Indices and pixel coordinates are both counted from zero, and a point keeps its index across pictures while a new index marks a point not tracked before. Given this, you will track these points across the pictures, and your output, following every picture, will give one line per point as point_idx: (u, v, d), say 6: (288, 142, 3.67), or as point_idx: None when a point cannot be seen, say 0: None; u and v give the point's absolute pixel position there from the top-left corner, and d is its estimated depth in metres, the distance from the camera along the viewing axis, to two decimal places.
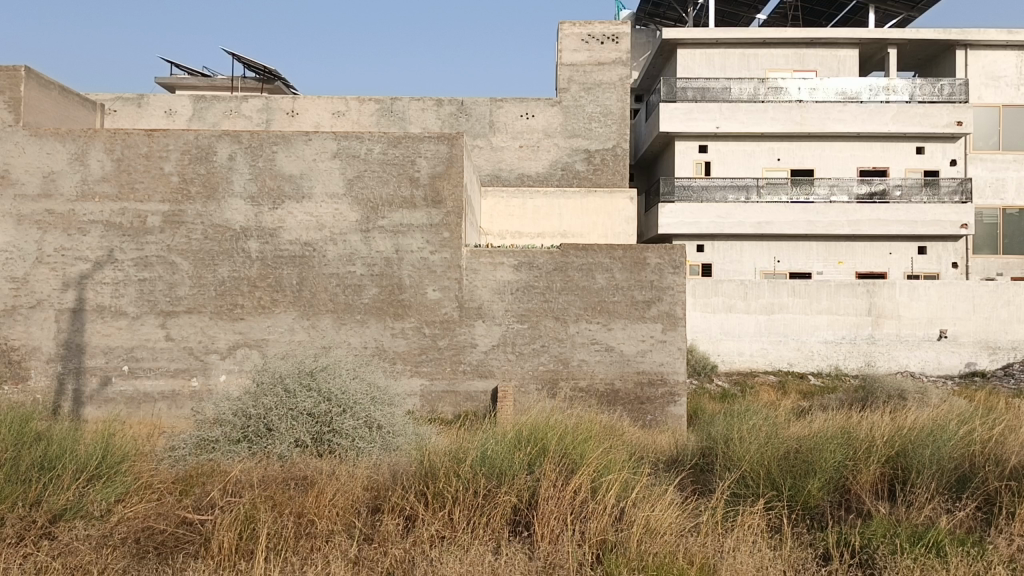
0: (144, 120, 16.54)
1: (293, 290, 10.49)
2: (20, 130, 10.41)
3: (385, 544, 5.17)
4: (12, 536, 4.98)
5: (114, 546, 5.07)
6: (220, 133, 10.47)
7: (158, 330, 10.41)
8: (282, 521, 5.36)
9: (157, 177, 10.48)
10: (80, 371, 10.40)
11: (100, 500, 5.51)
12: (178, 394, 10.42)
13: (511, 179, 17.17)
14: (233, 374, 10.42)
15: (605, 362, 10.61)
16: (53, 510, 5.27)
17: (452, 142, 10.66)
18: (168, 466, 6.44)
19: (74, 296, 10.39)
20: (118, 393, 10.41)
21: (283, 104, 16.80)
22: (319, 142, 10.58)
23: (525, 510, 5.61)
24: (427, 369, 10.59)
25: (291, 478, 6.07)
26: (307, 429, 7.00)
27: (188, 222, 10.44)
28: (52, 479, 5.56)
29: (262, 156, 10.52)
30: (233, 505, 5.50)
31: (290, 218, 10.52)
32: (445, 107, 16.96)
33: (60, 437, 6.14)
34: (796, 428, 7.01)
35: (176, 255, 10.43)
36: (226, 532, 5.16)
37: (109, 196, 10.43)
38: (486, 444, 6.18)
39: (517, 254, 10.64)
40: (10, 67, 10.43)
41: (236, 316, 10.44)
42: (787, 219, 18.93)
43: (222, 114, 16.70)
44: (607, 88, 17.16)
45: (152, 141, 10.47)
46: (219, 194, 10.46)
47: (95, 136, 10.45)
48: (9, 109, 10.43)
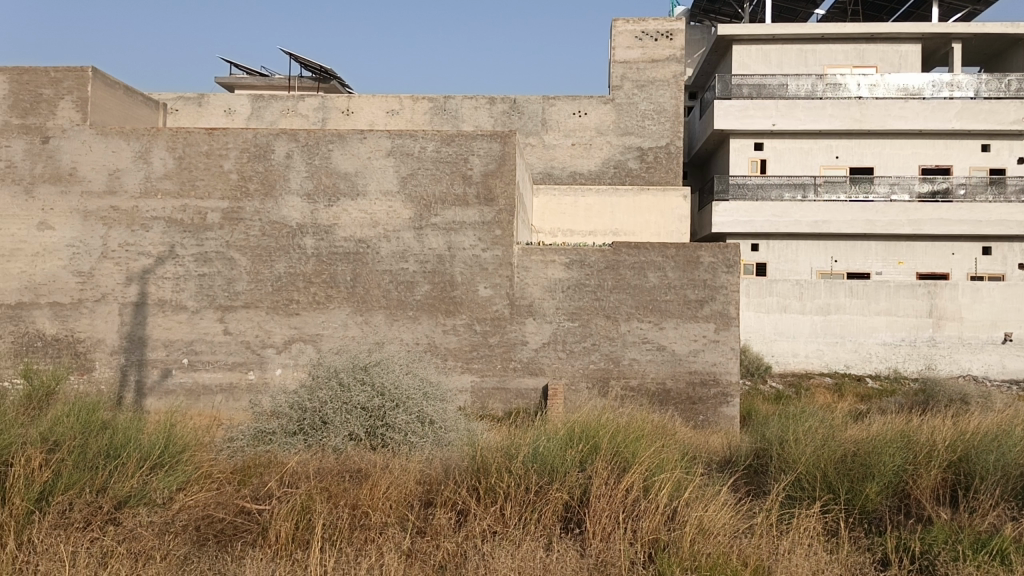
0: (204, 119, 16.90)
1: (347, 287, 10.63)
2: (87, 129, 10.79)
3: (437, 538, 5.24)
4: (80, 520, 5.17)
5: (175, 533, 5.25)
6: (278, 132, 10.70)
7: (216, 324, 10.67)
8: (338, 512, 5.46)
9: (216, 175, 10.73)
10: (143, 363, 10.70)
11: (162, 487, 5.69)
12: (236, 386, 10.65)
13: (563, 177, 17.15)
14: (288, 368, 10.62)
15: (656, 361, 10.53)
16: (118, 497, 5.46)
17: (505, 140, 10.68)
18: (227, 456, 6.60)
19: (136, 290, 10.70)
20: (178, 385, 10.69)
21: (338, 103, 17.04)
22: (374, 140, 10.72)
23: (577, 508, 5.61)
24: (478, 366, 10.64)
25: (346, 470, 6.18)
26: (361, 422, 7.11)
27: (247, 219, 10.67)
28: (118, 467, 5.76)
29: (318, 155, 10.71)
30: (290, 496, 5.64)
31: (345, 215, 10.67)
32: (497, 105, 17.03)
33: (124, 427, 6.36)
34: (854, 431, 6.86)
35: (235, 251, 10.67)
36: (284, 522, 5.30)
37: (171, 194, 10.72)
38: (538, 441, 6.20)
39: (568, 252, 10.62)
40: (78, 68, 10.93)
41: (292, 311, 10.64)
42: (845, 219, 18.54)
43: (279, 113, 16.98)
44: (661, 85, 17.02)
45: (212, 139, 10.74)
46: (276, 192, 10.67)
47: (158, 135, 10.74)
48: (78, 109, 10.87)
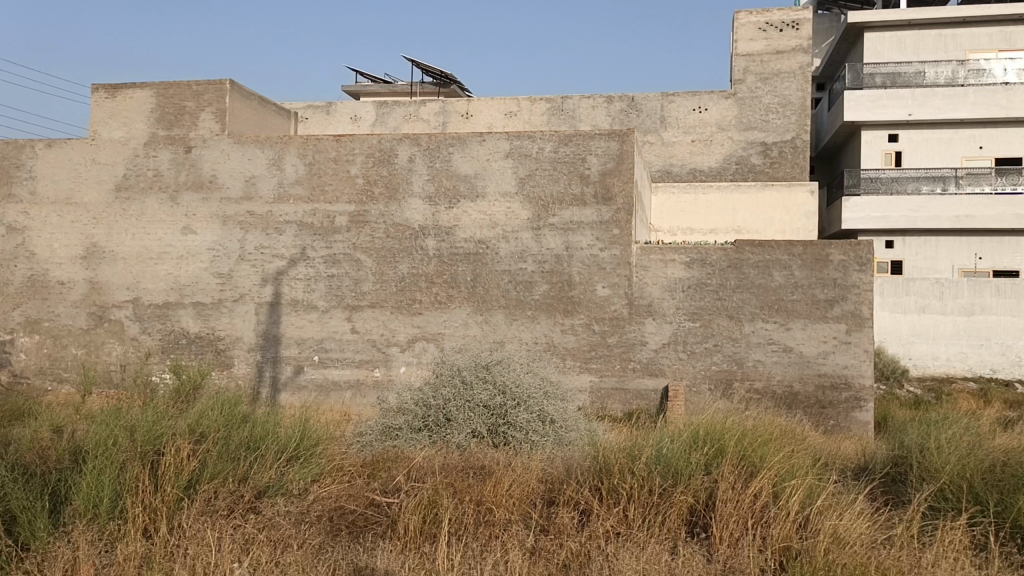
0: (332, 126, 17.60)
1: (467, 287, 10.83)
2: (226, 139, 11.47)
3: (561, 537, 5.27)
4: (225, 508, 5.49)
5: (311, 522, 5.51)
6: (401, 137, 11.03)
7: (344, 322, 11.09)
8: (463, 508, 5.57)
9: (343, 179, 11.16)
10: (277, 359, 11.25)
11: (298, 479, 5.98)
12: (363, 383, 11.04)
13: (683, 175, 16.81)
14: (412, 366, 10.91)
15: (783, 363, 10.19)
16: (258, 487, 5.78)
17: (623, 139, 10.58)
18: (357, 450, 6.86)
19: (271, 290, 11.27)
20: (309, 381, 11.17)
21: (458, 107, 17.37)
22: (493, 143, 10.88)
23: (703, 512, 5.51)
24: (596, 366, 10.60)
25: (470, 467, 6.30)
26: (484, 420, 7.22)
27: (372, 221, 11.04)
28: (258, 458, 6.09)
29: (439, 158, 10.96)
30: (417, 491, 5.80)
31: (465, 216, 10.87)
32: (615, 104, 16.90)
33: (263, 420, 6.72)
34: (1005, 440, 6.40)
35: (361, 253, 11.06)
36: (411, 516, 5.46)
37: (302, 198, 11.23)
38: (661, 443, 6.11)
39: (689, 251, 10.44)
40: (217, 81, 11.61)
41: (415, 311, 10.93)
42: (991, 213, 17.35)
43: (402, 118, 17.47)
44: (786, 78, 16.47)
45: (339, 145, 11.17)
46: (399, 195, 10.99)
47: (290, 143, 11.29)
48: (218, 120, 11.56)
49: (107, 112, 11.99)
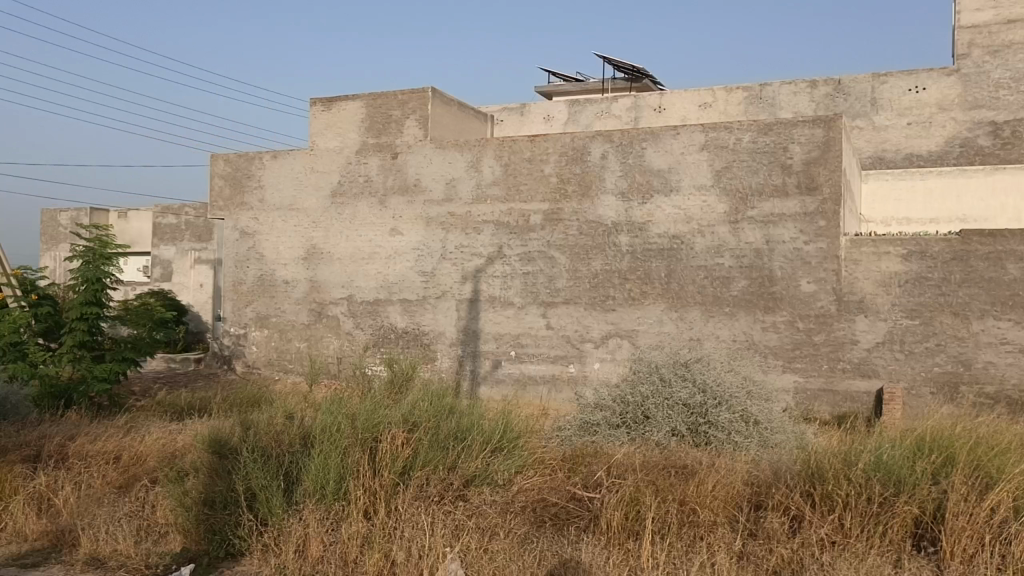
0: (526, 127, 18.01)
1: (662, 283, 10.67)
2: (428, 144, 12.05)
3: (771, 542, 5.07)
4: (437, 494, 5.76)
5: (516, 513, 5.69)
6: (594, 134, 11.07)
7: (540, 319, 11.30)
8: (666, 506, 5.49)
9: (538, 179, 11.38)
10: (477, 354, 11.71)
11: (503, 469, 6.19)
12: (559, 378, 11.21)
13: (898, 161, 15.63)
14: (606, 362, 10.94)
15: (1019, 365, 9.20)
16: (466, 476, 6.03)
17: (829, 124, 9.94)
18: (557, 444, 6.98)
19: (471, 288, 11.71)
20: (507, 375, 11.51)
21: (651, 100, 17.19)
22: (688, 136, 10.65)
23: (930, 524, 5.10)
24: (801, 365, 10.08)
25: (672, 465, 6.21)
26: (684, 419, 7.10)
27: (566, 219, 11.17)
28: (465, 448, 6.35)
29: (632, 154, 10.89)
30: (619, 487, 5.79)
31: (659, 211, 10.73)
32: (819, 88, 16.00)
33: (468, 413, 7.00)
34: None
35: (555, 250, 11.22)
36: (614, 512, 5.47)
37: (498, 199, 11.57)
38: (881, 448, 5.70)
39: (905, 243, 9.70)
40: (420, 89, 12.22)
41: (609, 307, 10.93)
42: None
43: (594, 115, 17.49)
44: (1020, 49, 14.85)
45: (534, 145, 11.39)
46: (593, 192, 11.05)
47: (487, 145, 11.66)
48: (420, 126, 12.17)
49: (324, 123, 13.01)
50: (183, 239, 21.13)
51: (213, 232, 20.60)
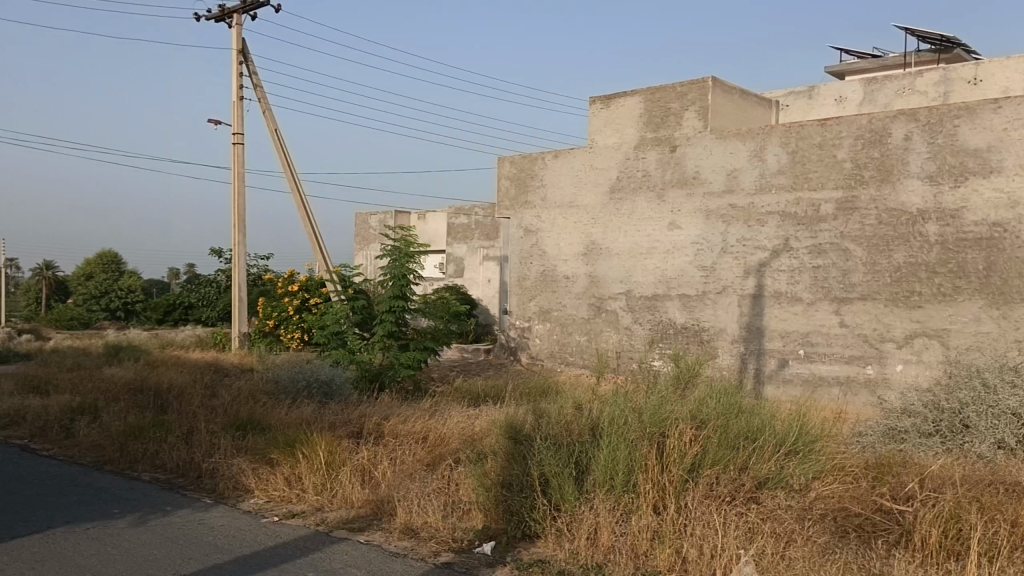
0: (815, 111, 16.76)
1: (978, 277, 10.02)
2: (708, 135, 12.82)
3: None
4: (728, 494, 5.59)
5: (814, 520, 5.35)
6: (896, 114, 10.79)
7: (833, 315, 11.37)
8: (995, 527, 4.83)
9: (830, 165, 11.46)
10: (762, 352, 12.16)
11: (798, 474, 5.87)
12: (853, 380, 11.14)
13: None
14: (910, 364, 10.59)
15: None
16: (758, 477, 5.81)
17: None
18: (858, 451, 6.49)
19: (755, 282, 12.29)
20: (795, 375, 11.75)
21: (963, 72, 14.89)
22: (1011, 109, 9.81)
23: None
24: None
25: (999, 481, 5.49)
26: (1014, 430, 6.23)
27: (862, 208, 11.11)
28: (757, 449, 6.12)
29: (942, 132, 10.35)
30: (935, 501, 5.21)
31: (975, 196, 10.08)
32: None
33: (759, 413, 6.75)
34: None
35: (849, 242, 11.22)
36: (930, 528, 4.94)
37: (785, 188, 11.92)
38: None
39: None
40: (700, 81, 12.99)
41: (914, 304, 10.59)
42: None
43: (894, 93, 15.67)
44: None
45: (825, 131, 11.50)
46: (894, 177, 10.80)
47: (773, 134, 12.05)
48: (700, 118, 13.00)
49: (603, 120, 14.41)
50: (474, 237, 22.69)
51: (501, 230, 21.93)
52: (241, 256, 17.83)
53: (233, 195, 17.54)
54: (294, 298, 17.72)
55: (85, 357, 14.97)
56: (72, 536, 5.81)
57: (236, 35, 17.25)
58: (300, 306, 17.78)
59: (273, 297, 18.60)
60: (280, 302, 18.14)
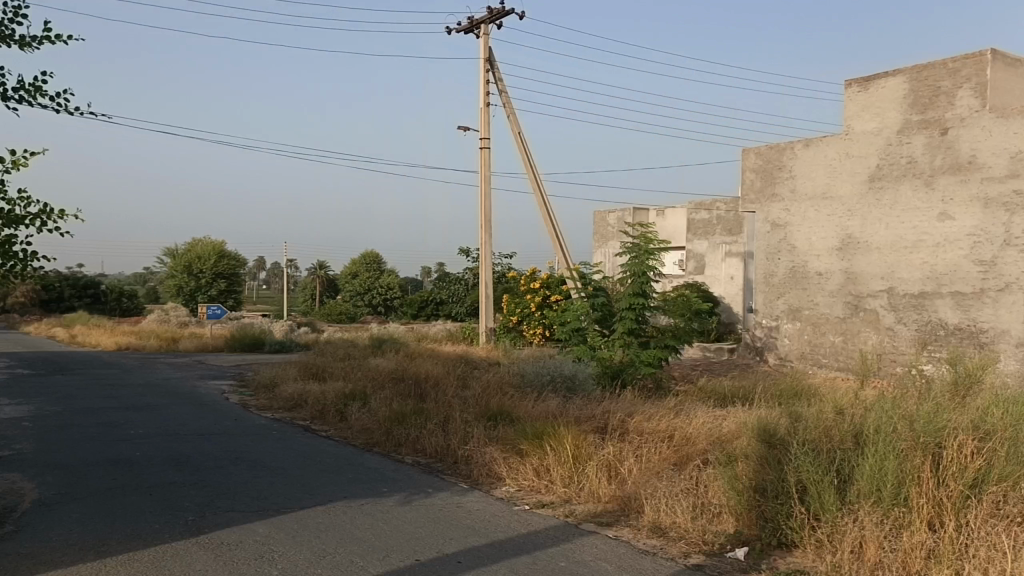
0: None
1: None
2: (987, 114, 12.55)
3: None
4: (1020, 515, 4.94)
5: None
6: None
7: None
8: None
9: None
10: None
11: None
12: None
13: None
14: None
15: None
16: None
17: None
18: None
19: None
20: None
21: None
22: None
23: None
24: None
25: None
26: None
27: None
28: None
29: None
30: None
31: None
32: None
33: None
34: None
35: None
36: None
37: None
38: None
39: None
40: (978, 55, 12.76)
41: None
42: None
43: None
44: None
45: None
46: None
47: None
48: (977, 95, 12.73)
49: (861, 105, 14.63)
50: (714, 233, 22.29)
51: (745, 224, 21.43)
52: (485, 256, 18.70)
53: (480, 195, 18.52)
54: (536, 295, 18.66)
55: (354, 348, 16.63)
56: (350, 510, 6.43)
57: (483, 45, 18.24)
58: (541, 304, 18.67)
59: (516, 293, 19.63)
60: (523, 299, 19.15)
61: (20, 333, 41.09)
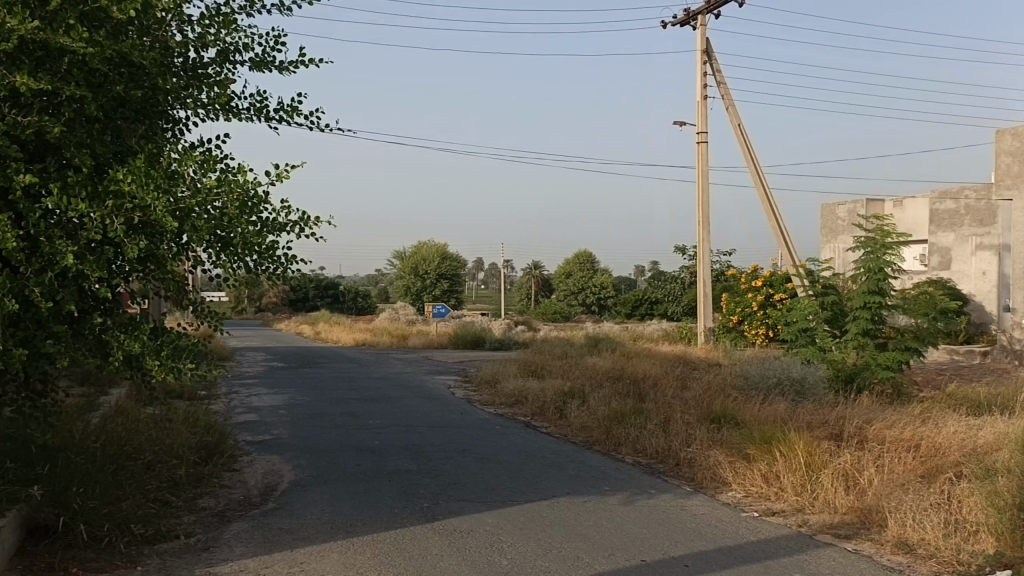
0: None
1: None
2: None
3: None
4: None
5: None
6: None
7: None
8: None
9: None
10: None
11: None
12: None
13: None
14: None
15: None
16: None
17: None
18: None
19: None
20: None
21: None
22: None
23: None
24: None
25: None
26: None
27: None
28: None
29: None
30: None
31: None
32: None
33: None
34: None
35: None
36: None
37: None
38: None
39: None
40: None
41: None
42: None
43: None
44: None
45: None
46: None
47: None
48: None
49: None
50: (963, 224, 20.53)
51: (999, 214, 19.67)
52: (706, 254, 18.51)
53: (698, 192, 18.21)
54: (759, 293, 18.79)
55: (570, 346, 16.96)
56: (575, 506, 6.52)
57: (699, 37, 17.95)
58: (764, 301, 18.82)
59: (736, 293, 19.88)
60: (744, 298, 19.35)
61: (274, 329, 46.10)
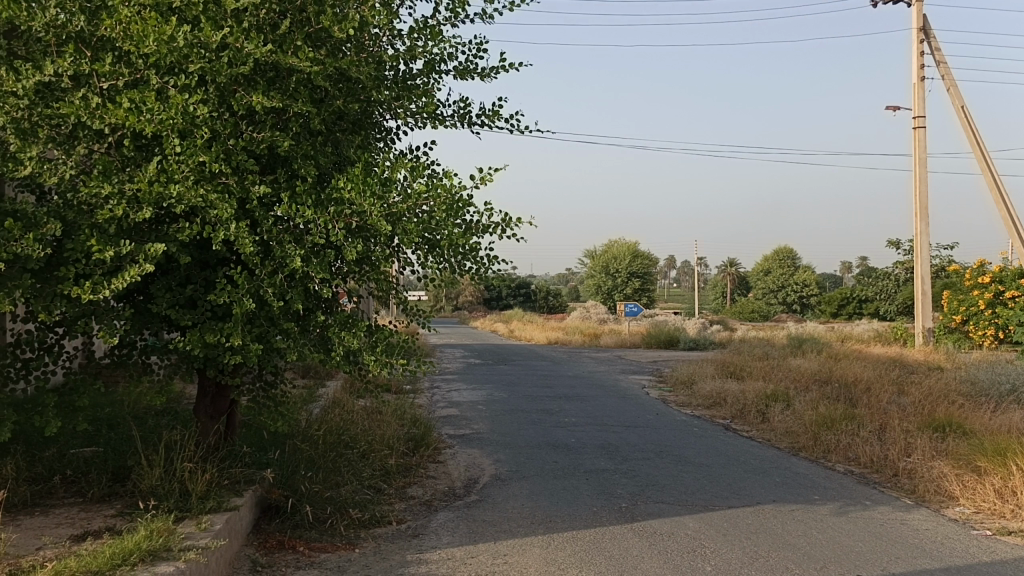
0: None
1: None
2: None
3: None
4: None
5: None
6: None
7: None
8: None
9: None
10: None
11: None
12: None
13: None
14: None
15: None
16: None
17: None
18: None
19: None
20: None
21: None
22: None
23: None
24: None
25: None
26: None
27: None
28: None
29: None
30: None
31: None
32: None
33: None
34: None
35: None
36: None
37: None
38: None
39: None
40: None
41: None
42: None
43: None
44: None
45: None
46: None
47: None
48: None
49: None
50: None
51: None
52: (924, 247, 17.12)
53: (916, 180, 16.80)
54: (986, 291, 17.24)
55: (770, 347, 16.30)
56: (781, 515, 6.22)
57: (915, 14, 16.65)
58: (992, 300, 17.25)
59: (958, 288, 18.35)
60: (967, 295, 17.83)
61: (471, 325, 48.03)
